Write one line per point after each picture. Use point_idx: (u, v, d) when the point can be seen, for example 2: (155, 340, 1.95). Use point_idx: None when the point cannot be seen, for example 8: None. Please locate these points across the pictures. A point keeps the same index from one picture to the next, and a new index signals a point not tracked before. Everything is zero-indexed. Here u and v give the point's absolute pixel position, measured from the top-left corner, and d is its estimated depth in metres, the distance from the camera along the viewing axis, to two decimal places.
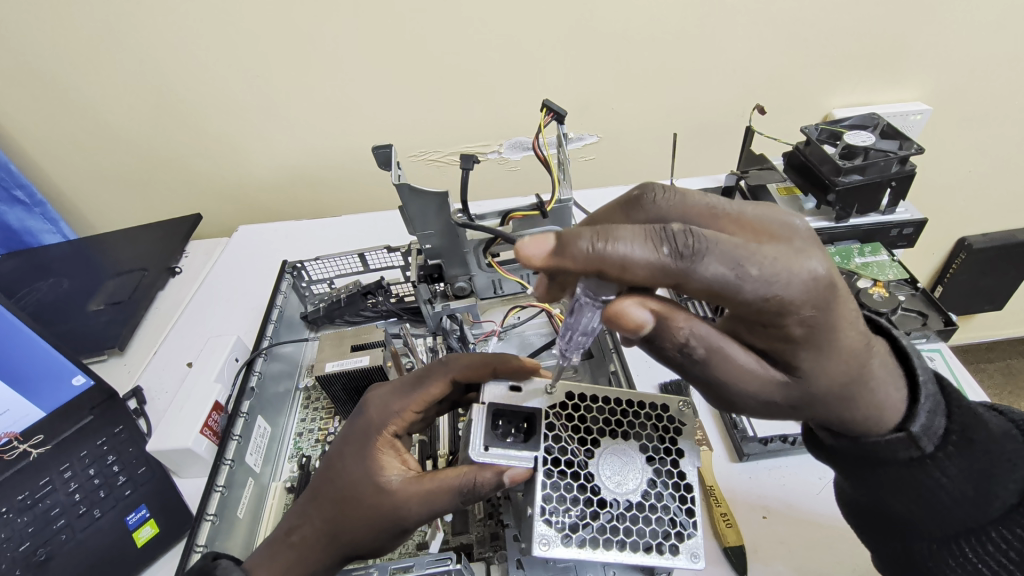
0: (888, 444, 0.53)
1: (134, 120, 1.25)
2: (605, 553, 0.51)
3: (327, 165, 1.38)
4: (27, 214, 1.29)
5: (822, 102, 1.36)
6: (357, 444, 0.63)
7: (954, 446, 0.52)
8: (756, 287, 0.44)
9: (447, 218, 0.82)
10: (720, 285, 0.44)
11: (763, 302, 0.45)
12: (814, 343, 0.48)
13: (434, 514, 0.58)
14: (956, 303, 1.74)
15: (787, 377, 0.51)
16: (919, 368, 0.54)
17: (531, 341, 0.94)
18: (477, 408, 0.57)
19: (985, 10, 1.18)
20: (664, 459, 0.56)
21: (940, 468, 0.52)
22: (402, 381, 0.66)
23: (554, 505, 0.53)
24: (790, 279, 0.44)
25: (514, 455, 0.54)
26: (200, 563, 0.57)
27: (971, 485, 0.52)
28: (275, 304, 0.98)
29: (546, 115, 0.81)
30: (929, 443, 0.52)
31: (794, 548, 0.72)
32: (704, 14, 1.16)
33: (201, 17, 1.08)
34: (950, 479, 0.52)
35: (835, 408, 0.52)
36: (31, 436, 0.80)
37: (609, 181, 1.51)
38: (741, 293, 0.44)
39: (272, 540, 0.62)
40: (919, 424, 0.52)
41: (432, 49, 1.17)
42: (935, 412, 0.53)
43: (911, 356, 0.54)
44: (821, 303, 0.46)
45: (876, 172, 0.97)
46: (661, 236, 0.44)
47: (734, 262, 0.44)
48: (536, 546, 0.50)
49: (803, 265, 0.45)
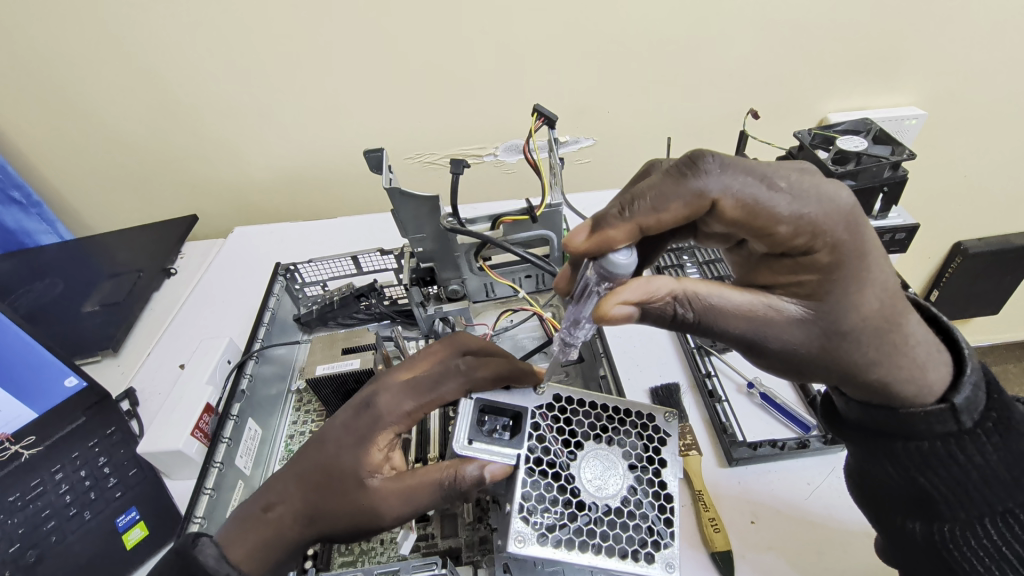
0: (928, 415, 0.54)
1: (130, 121, 1.26)
2: (580, 556, 0.51)
3: (323, 167, 1.38)
4: (24, 215, 1.30)
5: (817, 107, 1.37)
6: (358, 435, 0.61)
7: (993, 423, 0.54)
8: (788, 203, 0.51)
9: (438, 222, 0.82)
10: (753, 204, 0.52)
11: (796, 219, 0.52)
12: (842, 274, 0.53)
13: (413, 512, 0.59)
14: (951, 308, 1.74)
15: (804, 312, 0.54)
16: (965, 348, 0.56)
17: (523, 344, 0.94)
18: (465, 401, 0.59)
19: (979, 15, 1.18)
20: (646, 467, 0.57)
21: (975, 445, 0.54)
22: (417, 378, 0.62)
23: (534, 504, 0.53)
24: (818, 198, 0.52)
25: (497, 451, 0.55)
26: (181, 541, 0.56)
27: (1006, 465, 0.53)
28: (268, 306, 0.99)
29: (536, 119, 0.81)
30: (968, 419, 0.54)
31: (781, 551, 0.72)
32: (698, 18, 1.16)
33: (196, 20, 1.08)
34: (983, 459, 0.54)
35: (869, 344, 0.54)
36: (22, 437, 0.81)
37: (605, 184, 1.52)
38: (774, 210, 0.51)
39: (248, 516, 0.60)
40: (963, 397, 0.53)
41: (427, 51, 1.17)
42: (979, 389, 0.55)
43: (959, 336, 0.57)
44: (850, 227, 0.53)
45: (868, 178, 0.97)
46: (684, 174, 0.54)
47: (766, 184, 0.52)
48: (511, 542, 0.50)
49: (829, 188, 0.53)
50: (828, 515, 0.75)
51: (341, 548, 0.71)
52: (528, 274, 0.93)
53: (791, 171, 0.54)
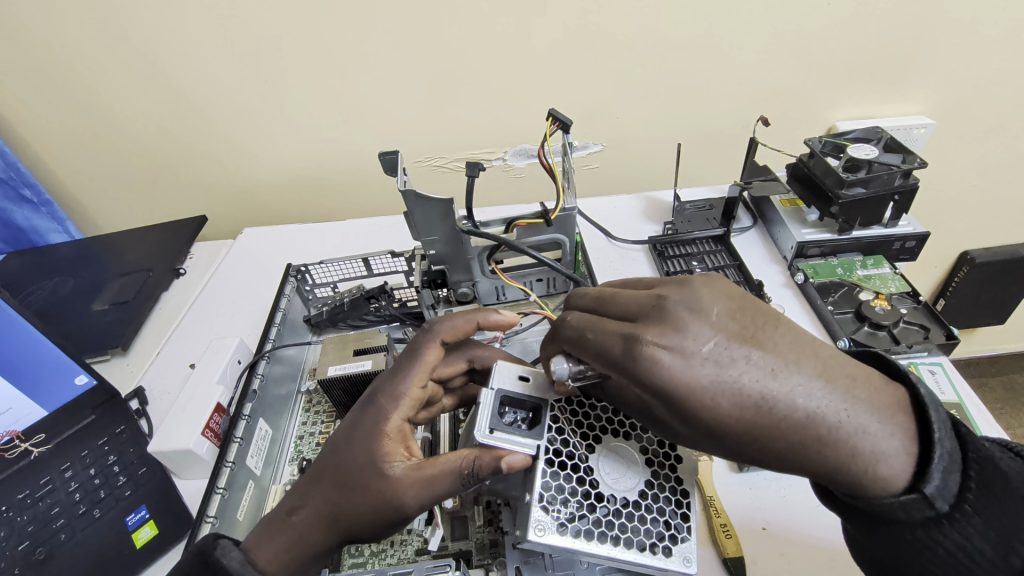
0: (900, 504, 0.45)
1: (142, 120, 1.26)
2: (598, 546, 0.51)
3: (334, 170, 1.39)
4: (34, 213, 1.31)
5: (826, 115, 1.37)
6: (367, 429, 0.62)
7: (972, 504, 0.44)
8: (663, 355, 0.51)
9: (452, 225, 0.82)
10: (616, 365, 0.53)
11: (668, 380, 0.50)
12: (753, 412, 0.49)
13: (434, 500, 0.58)
14: (957, 317, 1.75)
15: (748, 442, 0.50)
16: (937, 422, 0.47)
17: (533, 348, 0.86)
18: (485, 392, 0.58)
19: (989, 25, 1.19)
20: (663, 463, 0.57)
21: (958, 529, 0.44)
22: (399, 363, 0.66)
23: (553, 494, 0.53)
24: (684, 354, 0.51)
25: (518, 441, 0.55)
26: (201, 540, 0.55)
27: (991, 542, 0.44)
28: (279, 307, 0.99)
29: (552, 124, 0.82)
30: (945, 503, 0.45)
31: (794, 560, 0.72)
32: (710, 25, 1.17)
33: (211, 20, 1.09)
34: (968, 539, 0.44)
35: (803, 434, 0.48)
36: (32, 435, 0.82)
37: (614, 189, 1.52)
38: (648, 370, 0.51)
39: (271, 521, 0.60)
40: (935, 485, 0.44)
41: (440, 55, 1.18)
42: (954, 467, 0.46)
43: (931, 408, 0.48)
44: (722, 379, 0.50)
45: (879, 185, 0.98)
46: (605, 340, 0.55)
47: (628, 341, 0.53)
48: (531, 530, 0.50)
49: (686, 344, 0.51)
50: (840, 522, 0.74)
51: (352, 550, 0.71)
52: (539, 278, 0.94)
53: (665, 320, 0.53)
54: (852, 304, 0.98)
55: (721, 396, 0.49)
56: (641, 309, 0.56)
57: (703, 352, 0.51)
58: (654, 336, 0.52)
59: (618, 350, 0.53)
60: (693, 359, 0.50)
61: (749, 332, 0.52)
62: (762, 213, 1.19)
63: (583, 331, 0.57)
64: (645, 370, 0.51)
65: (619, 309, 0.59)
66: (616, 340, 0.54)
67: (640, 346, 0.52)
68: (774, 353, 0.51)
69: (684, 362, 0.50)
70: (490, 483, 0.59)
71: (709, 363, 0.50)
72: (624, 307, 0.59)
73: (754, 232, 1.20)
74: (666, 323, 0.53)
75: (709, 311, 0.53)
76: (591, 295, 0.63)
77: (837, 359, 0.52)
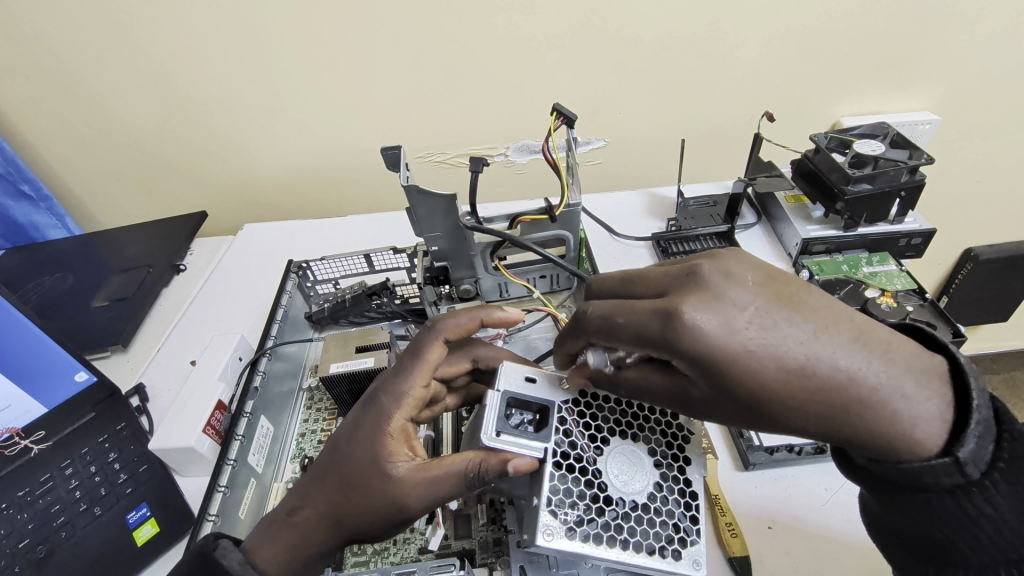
0: (931, 470, 0.45)
1: (139, 115, 1.25)
2: (607, 551, 0.50)
3: (335, 165, 1.38)
4: (32, 209, 1.29)
5: (831, 111, 1.36)
6: (369, 428, 0.61)
7: (1002, 474, 0.44)
8: (709, 320, 0.49)
9: (456, 221, 0.81)
10: (651, 340, 0.52)
11: (713, 345, 0.49)
12: (796, 378, 0.48)
13: (438, 501, 0.58)
14: (960, 315, 1.74)
15: (792, 407, 0.49)
16: (975, 390, 0.47)
17: (536, 346, 0.85)
18: (490, 394, 0.57)
19: (996, 20, 1.17)
20: (672, 464, 0.57)
21: (986, 498, 0.44)
22: (401, 361, 0.66)
23: (561, 497, 0.52)
24: (726, 319, 0.49)
25: (525, 445, 0.54)
26: (201, 541, 0.54)
27: (1018, 514, 0.43)
28: (280, 303, 0.98)
29: (556, 118, 0.81)
30: (975, 470, 0.44)
31: (799, 559, 0.71)
32: (713, 20, 1.16)
33: (209, 14, 1.08)
34: (996, 510, 0.44)
35: (846, 399, 0.48)
36: (32, 432, 0.81)
37: (616, 184, 1.52)
38: (693, 337, 0.49)
39: (273, 520, 0.60)
40: (969, 448, 0.44)
41: (441, 50, 1.16)
42: (988, 437, 0.45)
43: (970, 375, 0.48)
44: (762, 341, 0.49)
45: (886, 181, 0.97)
46: (642, 317, 0.53)
47: (665, 314, 0.51)
48: (540, 535, 0.49)
49: (724, 312, 0.50)
50: (846, 520, 0.74)
51: (354, 548, 0.71)
52: (542, 274, 0.93)
53: (702, 288, 0.52)
54: (858, 301, 0.96)
55: (766, 359, 0.49)
56: (671, 282, 0.56)
57: (746, 317, 0.50)
58: (694, 303, 0.50)
59: (656, 326, 0.51)
60: (737, 325, 0.49)
61: (786, 295, 0.52)
62: (766, 210, 1.19)
63: (612, 315, 0.55)
64: (690, 339, 0.49)
65: (647, 287, 0.58)
66: (652, 317, 0.52)
67: (681, 317, 0.49)
68: (812, 316, 0.50)
69: (728, 329, 0.49)
70: (495, 483, 0.58)
71: (753, 328, 0.49)
72: (655, 283, 0.58)
73: (758, 228, 1.19)
74: (704, 293, 0.51)
75: (744, 277, 0.52)
76: (617, 277, 0.63)
77: (871, 324, 0.51)
